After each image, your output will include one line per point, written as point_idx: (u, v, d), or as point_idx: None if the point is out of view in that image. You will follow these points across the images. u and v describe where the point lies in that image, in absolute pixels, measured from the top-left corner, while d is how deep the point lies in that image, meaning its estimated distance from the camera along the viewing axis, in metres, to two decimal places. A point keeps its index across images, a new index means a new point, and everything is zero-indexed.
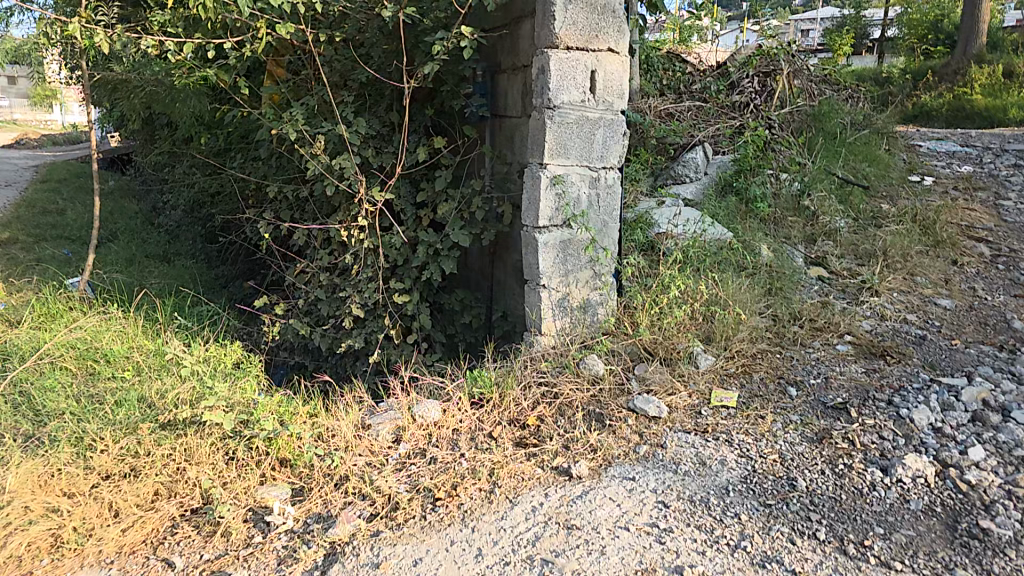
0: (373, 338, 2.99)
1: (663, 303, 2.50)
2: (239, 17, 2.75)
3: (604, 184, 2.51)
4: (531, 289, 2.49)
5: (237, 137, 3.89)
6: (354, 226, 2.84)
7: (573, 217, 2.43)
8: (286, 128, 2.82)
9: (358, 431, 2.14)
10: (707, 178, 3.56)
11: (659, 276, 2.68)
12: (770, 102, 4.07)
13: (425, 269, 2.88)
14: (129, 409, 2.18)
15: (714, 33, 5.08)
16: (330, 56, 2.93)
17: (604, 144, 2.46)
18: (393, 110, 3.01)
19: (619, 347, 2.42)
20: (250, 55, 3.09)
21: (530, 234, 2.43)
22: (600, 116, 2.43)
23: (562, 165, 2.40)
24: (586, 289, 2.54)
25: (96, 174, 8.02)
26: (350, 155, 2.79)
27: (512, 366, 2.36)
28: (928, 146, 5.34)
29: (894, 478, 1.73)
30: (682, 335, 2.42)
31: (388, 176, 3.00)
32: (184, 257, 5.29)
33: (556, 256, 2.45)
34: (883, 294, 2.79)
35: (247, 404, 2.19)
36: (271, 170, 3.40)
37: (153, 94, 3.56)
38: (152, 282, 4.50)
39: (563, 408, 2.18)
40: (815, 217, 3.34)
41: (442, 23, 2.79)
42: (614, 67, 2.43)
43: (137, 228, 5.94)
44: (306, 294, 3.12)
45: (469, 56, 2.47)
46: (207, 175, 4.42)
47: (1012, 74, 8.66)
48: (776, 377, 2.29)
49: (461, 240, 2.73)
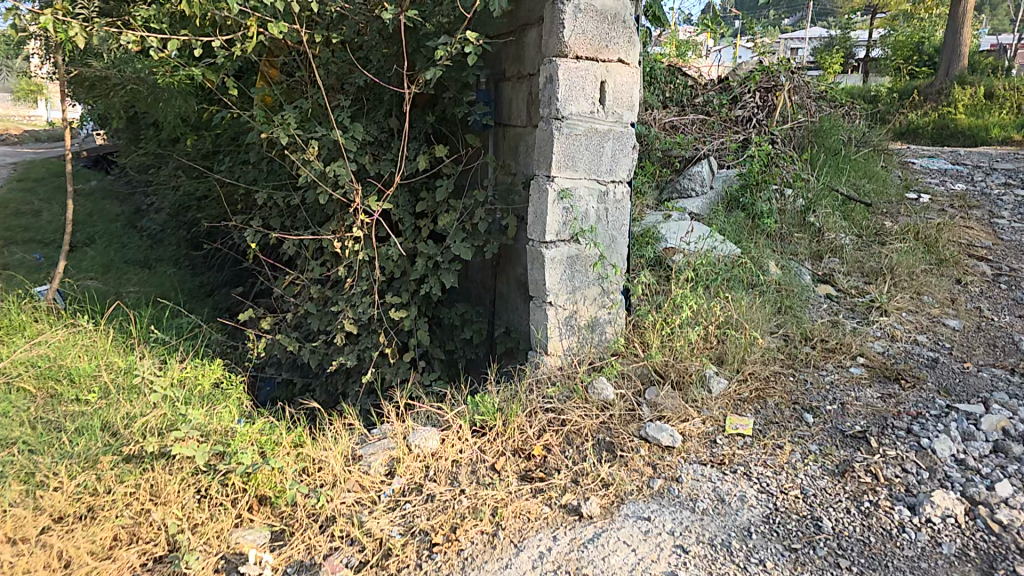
0: (367, 355, 2.84)
1: (675, 324, 2.40)
2: (229, 15, 2.60)
3: (613, 198, 2.40)
4: (536, 307, 2.39)
5: (226, 140, 3.73)
6: (348, 237, 2.70)
7: (581, 232, 2.32)
8: (278, 132, 2.67)
9: (347, 465, 2.03)
10: (713, 192, 3.51)
11: (670, 294, 2.58)
12: (772, 117, 4.05)
13: (424, 284, 2.76)
14: (90, 439, 2.19)
15: (708, 48, 5.08)
16: (326, 58, 2.81)
17: (614, 157, 2.36)
18: (392, 116, 2.88)
19: (630, 370, 2.31)
20: (241, 55, 2.95)
21: (537, 249, 2.32)
22: (610, 128, 2.33)
23: (570, 178, 2.29)
24: (594, 307, 2.43)
25: (77, 173, 7.73)
26: (346, 161, 2.65)
27: (516, 390, 2.25)
28: (921, 164, 5.38)
29: (923, 518, 1.63)
30: (694, 357, 2.32)
31: (386, 185, 2.86)
32: (167, 262, 5.07)
33: (563, 272, 2.34)
34: (893, 313, 2.72)
35: (223, 433, 2.17)
36: (261, 175, 3.24)
37: (136, 92, 3.39)
38: (130, 290, 4.28)
39: (571, 437, 2.07)
40: (821, 233, 3.29)
41: (444, 27, 2.68)
42: (623, 78, 2.33)
43: (118, 230, 5.69)
44: (296, 307, 2.97)
45: (474, 62, 2.35)
46: (192, 179, 4.23)
47: (993, 96, 8.89)
48: (790, 402, 2.20)
49: (462, 253, 2.60)
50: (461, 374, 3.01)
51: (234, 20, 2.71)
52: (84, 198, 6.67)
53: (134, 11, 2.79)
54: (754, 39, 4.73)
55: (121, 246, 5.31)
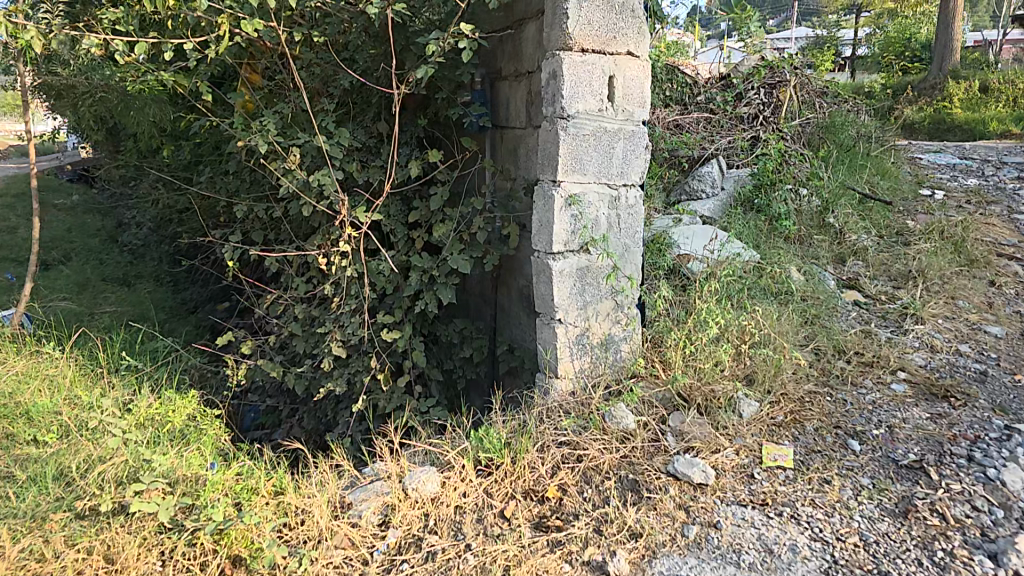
0: (357, 381, 2.59)
1: (698, 343, 2.16)
2: (198, 13, 2.35)
3: (625, 204, 2.17)
4: (544, 325, 2.16)
5: (204, 150, 3.47)
6: (334, 252, 2.44)
7: (592, 242, 2.09)
8: (255, 139, 2.42)
9: (335, 515, 1.78)
10: (724, 194, 3.25)
11: (690, 310, 2.36)
12: (778, 114, 3.83)
13: (419, 300, 2.51)
14: (41, 493, 1.93)
15: (697, 49, 4.84)
16: (308, 59, 2.56)
17: (625, 159, 2.13)
18: (381, 119, 2.64)
19: (651, 396, 2.08)
20: (216, 59, 2.69)
21: (543, 261, 2.09)
22: (619, 128, 2.10)
23: (578, 184, 2.06)
24: (608, 323, 2.20)
25: (57, 186, 7.43)
26: (331, 170, 2.39)
27: (526, 421, 2.01)
28: (928, 159, 5.20)
29: (1008, 569, 1.40)
30: (721, 377, 2.10)
31: (376, 194, 2.62)
32: (146, 279, 4.77)
33: (573, 286, 2.10)
34: (929, 321, 2.50)
35: (192, 482, 1.93)
36: (241, 186, 2.98)
37: (104, 101, 3.12)
38: (106, 310, 4.00)
39: (588, 475, 1.84)
40: (841, 235, 3.08)
41: (436, 24, 2.46)
42: (633, 72, 2.10)
43: (95, 245, 5.40)
44: (279, 329, 2.70)
45: (469, 59, 2.11)
46: (170, 191, 3.95)
47: (988, 90, 8.81)
48: (831, 426, 2.00)
49: (460, 267, 2.36)
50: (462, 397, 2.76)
51: (206, 21, 2.45)
52: (62, 212, 6.35)
53: (97, 11, 2.52)
54: (745, 39, 4.57)
55: (99, 263, 5.01)
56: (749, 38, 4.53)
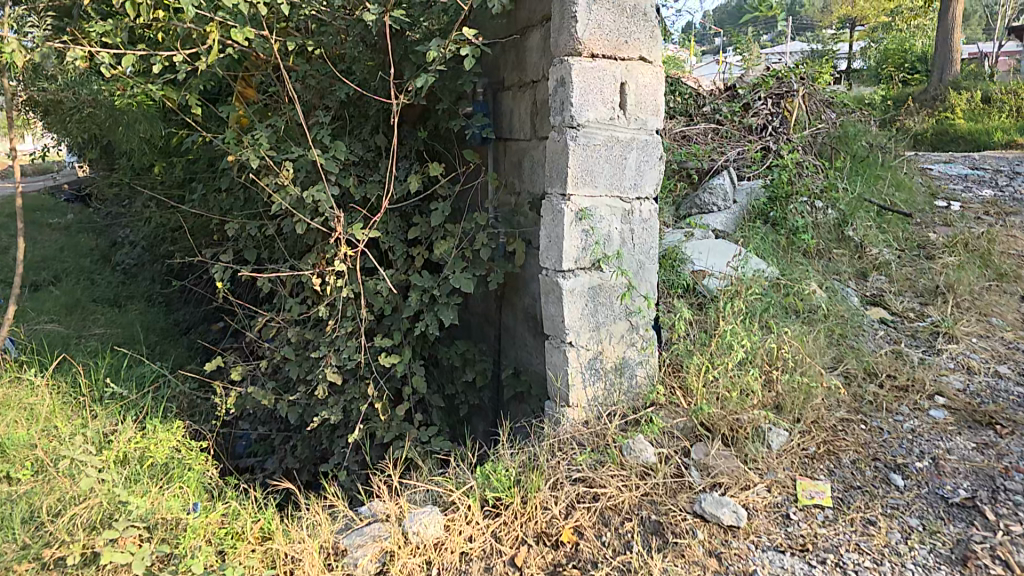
0: (354, 408, 2.43)
1: (722, 367, 2.01)
2: (188, 24, 2.26)
3: (639, 218, 2.03)
4: (554, 348, 2.01)
5: (197, 167, 3.36)
6: (329, 271, 2.31)
7: (604, 259, 1.95)
8: (247, 154, 2.30)
9: (328, 563, 1.61)
10: (736, 207, 3.10)
11: (711, 331, 2.21)
12: (786, 126, 3.65)
13: (419, 321, 2.38)
14: (6, 541, 1.76)
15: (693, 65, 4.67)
16: (304, 71, 2.46)
17: (638, 170, 2.00)
18: (379, 133, 2.53)
19: (672, 426, 1.92)
20: (209, 72, 2.59)
21: (552, 280, 1.96)
22: (632, 137, 1.98)
23: (588, 197, 1.94)
24: (623, 346, 2.04)
25: (53, 206, 7.36)
26: (326, 185, 2.27)
27: (536, 455, 1.85)
28: (939, 170, 5.08)
29: None
30: (747, 403, 1.94)
31: (373, 210, 2.50)
32: (138, 299, 4.63)
33: (584, 306, 1.96)
34: (963, 340, 2.35)
35: (172, 526, 1.76)
36: (234, 203, 2.86)
37: (92, 117, 3.01)
38: (95, 332, 3.86)
39: (607, 515, 1.68)
40: (861, 249, 2.94)
41: (436, 33, 2.37)
42: (646, 78, 1.99)
43: (89, 265, 5.28)
44: (271, 353, 2.56)
45: (472, 67, 2.00)
46: (163, 210, 3.83)
47: (990, 101, 8.77)
48: (869, 458, 1.85)
49: (463, 286, 2.23)
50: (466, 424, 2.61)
51: (198, 32, 2.35)
52: (58, 232, 6.27)
53: (84, 24, 2.43)
54: (741, 54, 4.47)
55: (92, 283, 4.87)
56: (746, 53, 4.42)
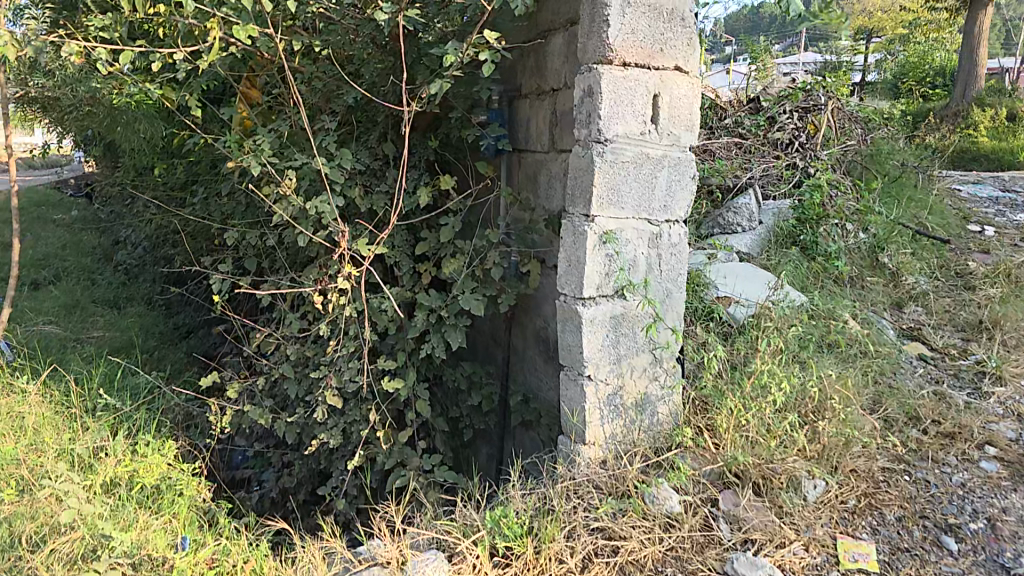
0: (354, 432, 2.30)
1: (756, 409, 1.84)
2: (188, 19, 2.14)
3: (668, 242, 1.87)
4: (569, 380, 1.86)
5: (199, 168, 3.25)
6: (331, 287, 2.17)
7: (628, 286, 1.80)
8: (247, 160, 2.18)
9: None
10: (762, 228, 2.95)
11: (743, 366, 2.03)
12: (813, 142, 3.47)
13: (425, 343, 2.25)
14: None
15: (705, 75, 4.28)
16: (310, 72, 2.33)
17: (669, 191, 1.85)
18: (388, 140, 2.40)
19: (700, 472, 1.75)
20: (210, 70, 2.48)
21: (570, 307, 1.81)
22: (664, 154, 1.83)
23: (614, 219, 1.79)
24: (645, 381, 1.89)
25: (56, 201, 7.29)
26: (330, 197, 2.14)
27: (550, 498, 1.70)
28: (967, 190, 4.90)
29: None
30: (782, 449, 1.78)
31: (380, 222, 2.37)
32: (137, 302, 4.52)
33: (605, 337, 1.81)
34: (1013, 383, 2.17)
35: (157, 567, 1.63)
36: (235, 209, 2.75)
37: (90, 115, 2.91)
38: (93, 336, 3.76)
39: (627, 571, 1.53)
40: (896, 277, 2.77)
41: (450, 35, 2.23)
42: (682, 89, 1.84)
43: (89, 265, 5.19)
44: (268, 369, 2.43)
45: (491, 73, 1.85)
46: (164, 212, 3.73)
47: (1015, 119, 8.56)
48: (916, 515, 1.68)
49: (472, 308, 2.10)
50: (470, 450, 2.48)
51: (199, 27, 2.23)
52: (60, 228, 6.18)
53: (83, 18, 2.32)
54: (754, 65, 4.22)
55: (91, 284, 4.77)
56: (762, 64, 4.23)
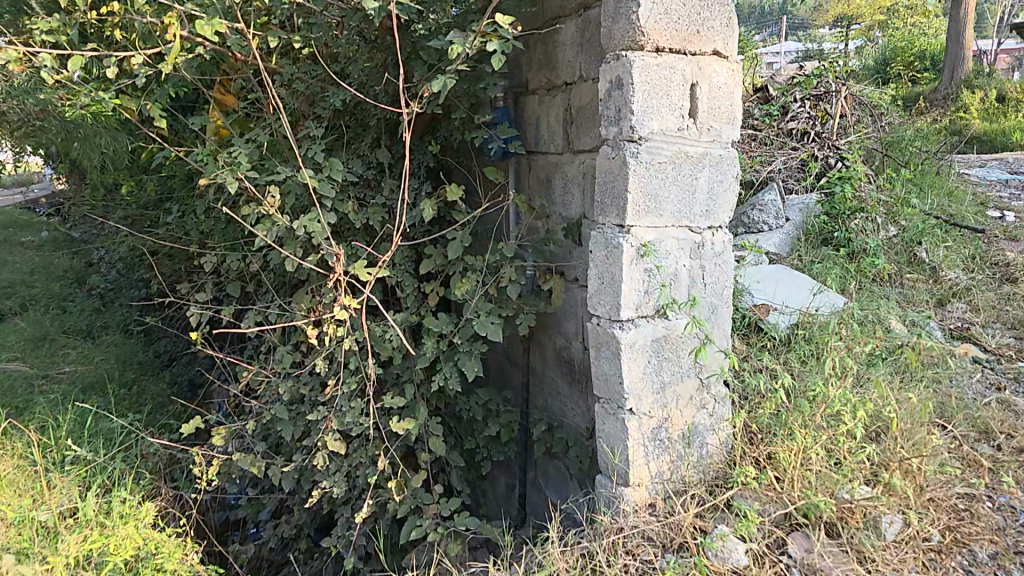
0: (359, 475, 2.07)
1: (826, 438, 1.57)
2: (146, 17, 1.87)
3: (712, 250, 1.64)
4: (607, 414, 1.64)
5: (173, 183, 2.98)
6: (327, 318, 1.93)
7: (671, 304, 1.57)
8: (221, 176, 1.90)
9: None
10: (790, 226, 2.76)
11: (804, 384, 1.76)
12: (828, 130, 3.29)
13: (437, 373, 2.03)
14: None
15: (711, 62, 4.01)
16: (289, 73, 2.07)
17: (710, 193, 1.61)
18: (381, 147, 2.15)
19: (769, 519, 1.47)
20: (176, 75, 2.21)
21: (606, 331, 1.58)
22: (705, 152, 1.59)
23: (652, 228, 1.55)
24: (691, 409, 1.66)
25: (23, 221, 6.85)
26: (321, 214, 1.88)
27: (597, 559, 1.45)
28: (976, 174, 4.78)
29: None
30: (858, 480, 1.51)
31: (380, 240, 2.14)
32: (112, 329, 4.20)
33: (647, 364, 1.58)
34: None
35: None
36: (216, 229, 2.51)
37: (42, 130, 2.61)
38: (63, 372, 3.45)
39: None
40: (936, 273, 2.59)
41: (446, 26, 1.98)
42: (722, 77, 1.59)
43: (60, 290, 4.84)
44: (260, 409, 2.20)
45: (500, 66, 1.58)
46: (137, 232, 3.45)
47: (1003, 101, 8.58)
48: (1012, 553, 1.44)
49: (488, 333, 1.88)
50: (488, 478, 2.35)
51: (161, 26, 1.96)
52: (30, 250, 5.80)
53: (26, 20, 2.03)
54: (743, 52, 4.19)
55: (62, 312, 4.44)
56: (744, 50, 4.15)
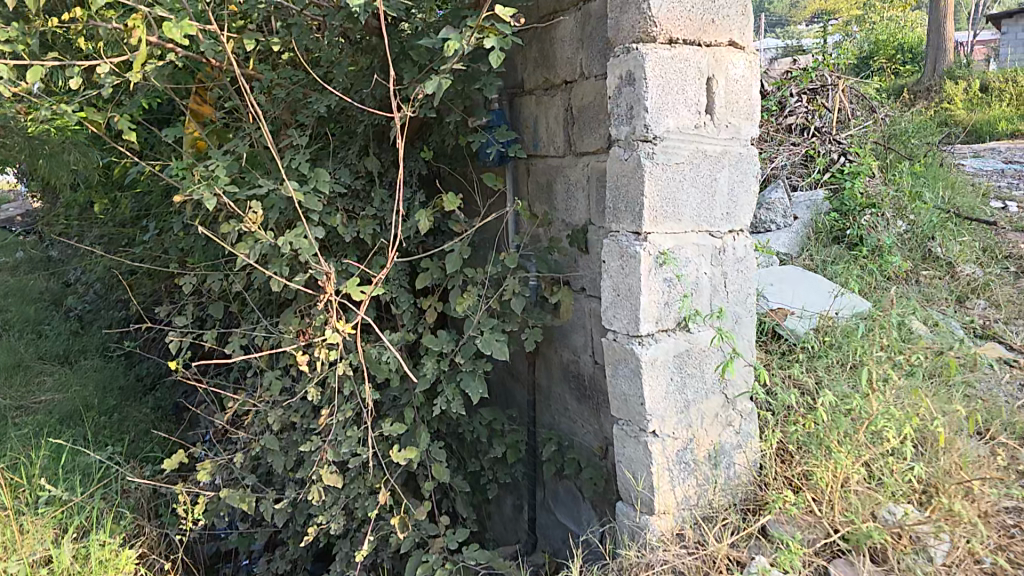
0: (358, 508, 1.92)
1: (867, 456, 1.44)
2: (109, 21, 1.72)
3: (733, 256, 1.52)
4: (628, 437, 1.51)
5: (150, 199, 2.82)
6: (318, 341, 1.79)
7: (694, 316, 1.45)
8: (197, 191, 1.75)
9: None
10: (798, 224, 2.68)
11: (837, 396, 1.63)
12: (828, 124, 3.21)
13: (439, 395, 1.89)
14: None
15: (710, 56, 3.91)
16: (269, 78, 1.93)
17: (730, 194, 1.50)
18: (370, 155, 2.01)
19: (812, 548, 1.34)
20: (147, 85, 2.06)
21: (624, 347, 1.45)
22: (723, 150, 1.47)
23: (670, 234, 1.43)
24: (717, 428, 1.54)
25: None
26: (307, 229, 1.73)
27: None
28: (972, 165, 4.74)
29: None
30: (906, 502, 1.37)
31: (372, 253, 2.00)
32: (92, 353, 3.99)
33: (669, 381, 1.46)
34: None
35: None
36: (196, 246, 2.35)
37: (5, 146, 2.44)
38: (39, 401, 3.25)
39: None
40: (952, 269, 2.50)
41: (437, 25, 1.86)
42: (739, 69, 1.48)
43: (36, 313, 4.61)
44: (249, 439, 2.05)
45: (499, 63, 1.46)
46: (112, 251, 3.27)
47: (985, 91, 8.65)
48: None
49: (493, 352, 1.74)
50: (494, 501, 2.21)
51: (126, 31, 1.81)
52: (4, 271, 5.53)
53: None
54: None
55: (38, 337, 4.22)
56: None
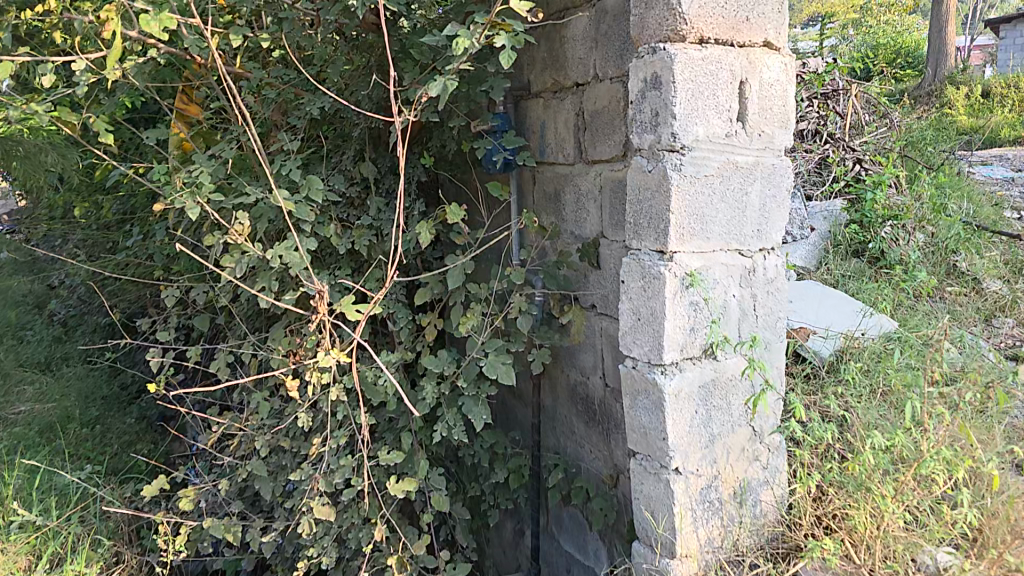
0: (352, 540, 1.78)
1: (912, 499, 1.31)
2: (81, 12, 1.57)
3: (763, 277, 1.40)
4: (647, 473, 1.38)
5: (133, 202, 2.67)
6: (309, 361, 1.65)
7: (721, 343, 1.32)
8: (177, 199, 1.61)
9: None
10: (815, 236, 2.57)
11: (872, 427, 1.51)
12: (842, 130, 3.10)
13: (440, 420, 1.75)
14: None
15: None
16: (258, 77, 1.79)
17: (762, 210, 1.37)
18: (366, 160, 1.87)
19: None
20: (127, 82, 1.91)
21: (645, 376, 1.32)
22: (755, 161, 1.35)
23: (697, 254, 1.30)
24: (743, 463, 1.42)
25: None
26: (298, 240, 1.59)
27: None
28: (980, 173, 4.66)
29: None
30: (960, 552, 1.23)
31: (368, 266, 1.86)
32: (75, 360, 3.82)
33: (694, 415, 1.33)
34: None
35: None
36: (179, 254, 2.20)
37: None
38: (19, 410, 3.06)
39: None
40: (975, 284, 2.40)
41: (441, 21, 1.72)
42: (773, 72, 1.36)
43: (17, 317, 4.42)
44: (235, 463, 1.90)
45: (509, 63, 1.34)
46: (95, 256, 3.10)
47: (986, 97, 8.61)
48: None
49: (498, 375, 1.61)
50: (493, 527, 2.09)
51: (101, 22, 1.66)
52: None
53: None
54: None
55: (19, 342, 4.04)
56: None
